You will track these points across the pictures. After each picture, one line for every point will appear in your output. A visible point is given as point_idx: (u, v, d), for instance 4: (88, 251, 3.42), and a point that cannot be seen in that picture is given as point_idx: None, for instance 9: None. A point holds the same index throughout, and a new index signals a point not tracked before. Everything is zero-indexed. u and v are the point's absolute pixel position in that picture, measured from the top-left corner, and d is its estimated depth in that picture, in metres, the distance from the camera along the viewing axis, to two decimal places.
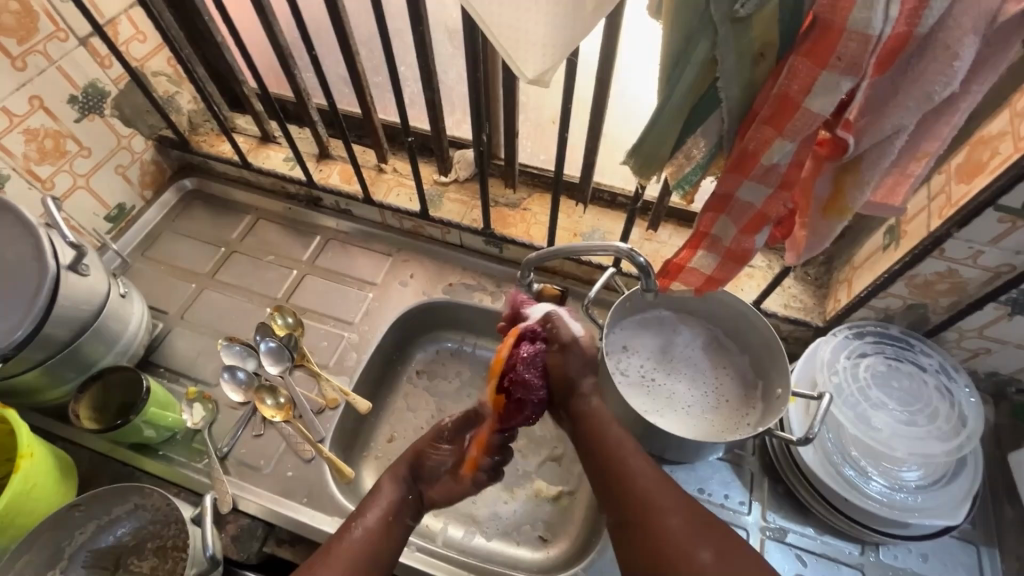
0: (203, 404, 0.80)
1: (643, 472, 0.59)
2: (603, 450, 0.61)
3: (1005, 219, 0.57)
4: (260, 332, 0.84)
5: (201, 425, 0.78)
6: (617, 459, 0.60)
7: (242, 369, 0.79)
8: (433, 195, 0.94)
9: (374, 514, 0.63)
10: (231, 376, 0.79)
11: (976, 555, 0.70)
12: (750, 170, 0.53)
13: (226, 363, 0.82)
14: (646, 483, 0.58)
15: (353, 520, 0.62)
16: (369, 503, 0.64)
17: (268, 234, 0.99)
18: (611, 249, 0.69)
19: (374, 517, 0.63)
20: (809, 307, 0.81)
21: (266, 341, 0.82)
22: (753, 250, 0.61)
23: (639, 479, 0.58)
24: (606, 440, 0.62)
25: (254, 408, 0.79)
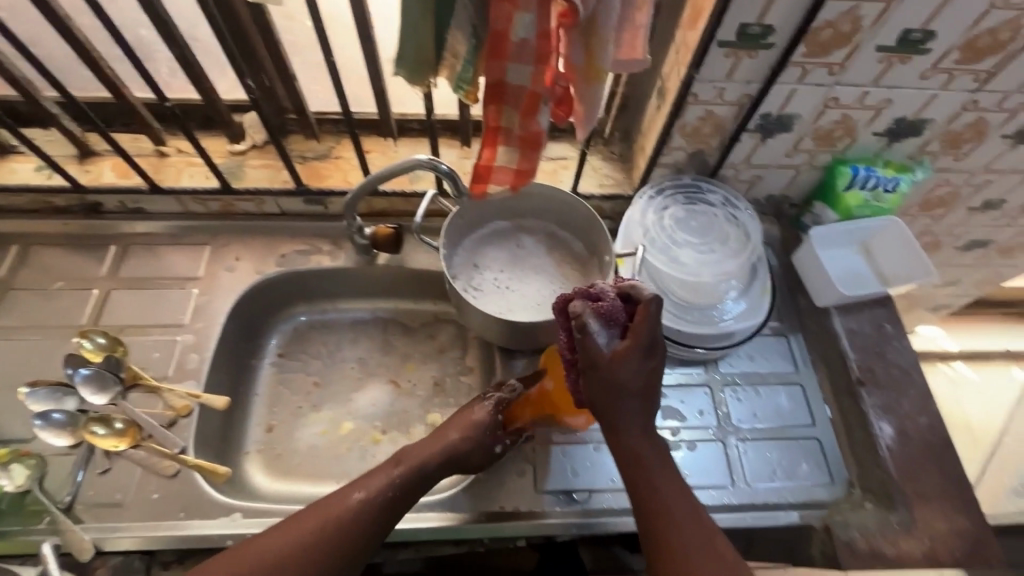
0: (23, 462, 0.69)
1: (666, 481, 0.61)
2: (631, 440, 0.62)
3: (728, 52, 0.66)
4: (68, 364, 0.73)
5: (29, 485, 0.67)
6: (644, 448, 0.62)
7: (57, 410, 0.70)
8: (232, 167, 0.87)
9: (379, 480, 0.64)
10: (45, 420, 0.70)
11: (786, 342, 0.86)
12: (507, 52, 0.56)
13: (36, 410, 0.72)
14: (672, 494, 0.60)
15: (356, 487, 0.63)
16: (370, 474, 0.65)
17: (48, 258, 0.85)
18: (411, 164, 0.71)
19: (377, 483, 0.64)
20: (619, 181, 0.89)
21: (78, 370, 0.73)
22: (543, 133, 0.65)
23: (664, 487, 0.61)
24: (638, 442, 0.62)
25: (89, 446, 0.70)
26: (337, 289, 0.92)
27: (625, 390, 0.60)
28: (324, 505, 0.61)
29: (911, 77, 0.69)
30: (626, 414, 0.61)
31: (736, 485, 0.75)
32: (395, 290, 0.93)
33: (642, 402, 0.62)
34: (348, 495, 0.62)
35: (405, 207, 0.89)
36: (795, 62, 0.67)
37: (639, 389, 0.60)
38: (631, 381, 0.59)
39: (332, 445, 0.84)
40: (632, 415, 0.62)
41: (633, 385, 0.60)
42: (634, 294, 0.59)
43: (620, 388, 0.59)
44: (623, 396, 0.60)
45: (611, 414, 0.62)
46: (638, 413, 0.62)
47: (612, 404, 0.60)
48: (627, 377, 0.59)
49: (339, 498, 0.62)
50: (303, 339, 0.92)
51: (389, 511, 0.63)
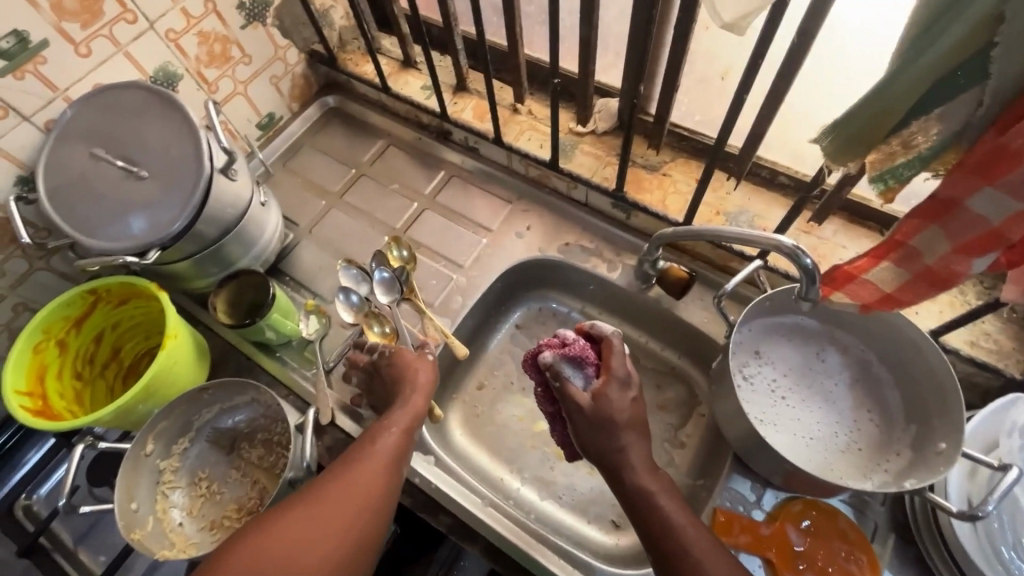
0: (318, 317, 0.83)
1: (680, 511, 0.54)
2: (633, 476, 0.57)
3: None
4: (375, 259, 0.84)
5: (314, 338, 0.81)
6: (645, 481, 0.56)
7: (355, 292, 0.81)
8: (567, 144, 0.88)
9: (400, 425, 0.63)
10: (346, 298, 0.81)
11: None
12: (1001, 177, 0.40)
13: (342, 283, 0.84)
14: (690, 534, 0.52)
15: (372, 437, 0.61)
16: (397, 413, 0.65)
17: (396, 161, 0.99)
18: (767, 242, 0.59)
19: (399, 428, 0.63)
20: (1004, 352, 0.65)
21: (380, 270, 0.83)
22: (964, 276, 0.48)
23: (680, 520, 0.53)
24: (648, 482, 0.56)
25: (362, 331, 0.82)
26: (596, 297, 0.89)
27: (610, 423, 0.58)
28: (366, 447, 0.60)
29: None
30: (628, 444, 0.58)
31: None
32: (649, 326, 0.86)
33: (636, 436, 0.58)
34: (379, 436, 0.61)
35: (709, 253, 0.79)
36: None
37: (628, 418, 0.59)
38: (618, 413, 0.58)
39: (522, 436, 0.85)
40: (631, 439, 0.58)
41: (624, 419, 0.58)
42: (597, 335, 0.66)
43: (610, 424, 0.58)
44: (613, 427, 0.58)
45: (605, 446, 0.58)
46: (636, 441, 0.58)
47: (601, 433, 0.58)
48: (615, 411, 0.58)
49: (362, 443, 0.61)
50: (543, 323, 0.92)
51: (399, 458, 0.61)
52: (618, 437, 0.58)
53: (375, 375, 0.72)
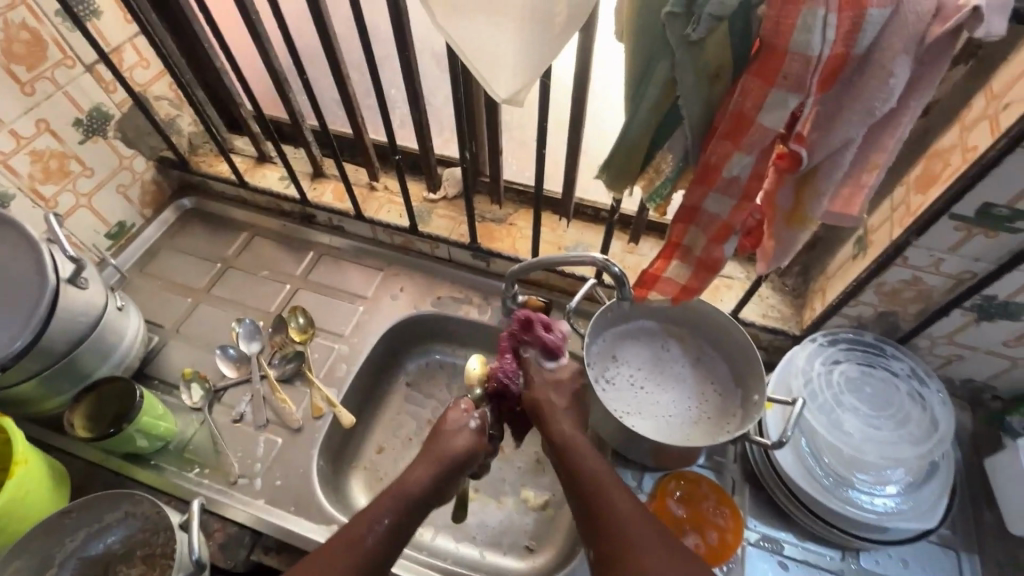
0: (200, 383, 0.84)
1: (626, 503, 0.58)
2: (575, 454, 0.63)
3: (961, 227, 0.59)
4: (275, 324, 0.90)
5: (201, 405, 0.82)
6: (608, 495, 0.58)
7: (234, 346, 0.87)
8: (423, 211, 0.98)
9: (427, 470, 0.65)
10: (224, 352, 0.86)
11: (956, 561, 0.71)
12: (714, 182, 0.56)
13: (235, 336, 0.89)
14: (644, 537, 0.54)
15: (375, 516, 0.60)
16: (436, 442, 0.68)
17: (263, 249, 1.02)
18: (588, 261, 0.72)
19: (424, 472, 0.65)
20: (786, 316, 0.84)
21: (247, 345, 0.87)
22: (723, 259, 0.64)
23: (626, 518, 0.56)
24: (593, 464, 0.62)
25: (248, 407, 0.83)
26: (475, 341, 0.97)
27: (569, 441, 0.65)
28: (413, 484, 0.63)
29: None
30: (563, 432, 0.66)
31: None
32: None
33: (583, 441, 0.65)
34: (409, 483, 0.63)
35: (559, 283, 0.92)
36: None
37: (568, 409, 0.70)
38: (560, 408, 0.69)
39: None
40: (593, 463, 0.62)
41: (558, 410, 0.69)
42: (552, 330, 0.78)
43: (569, 437, 0.65)
44: (556, 425, 0.67)
45: (572, 462, 0.63)
46: (592, 453, 0.63)
47: (543, 420, 0.68)
48: (561, 423, 0.67)
49: (377, 509, 0.61)
50: (430, 375, 0.97)
51: (405, 524, 0.61)
52: (584, 460, 0.62)
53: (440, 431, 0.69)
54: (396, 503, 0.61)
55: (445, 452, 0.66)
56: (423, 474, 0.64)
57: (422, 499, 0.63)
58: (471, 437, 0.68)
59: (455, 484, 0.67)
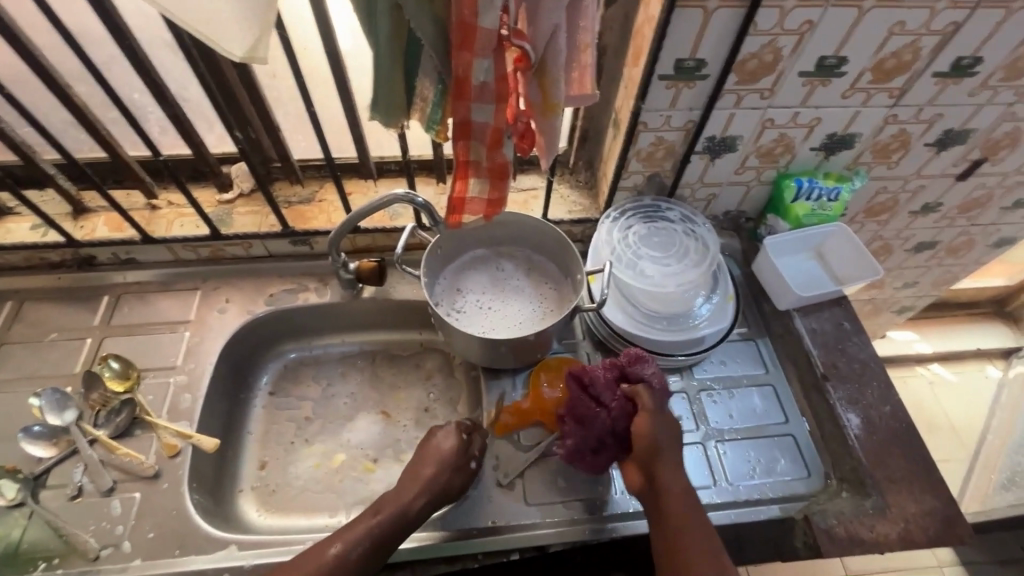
0: (11, 477, 0.71)
1: (694, 530, 0.63)
2: (663, 463, 0.67)
3: (669, 84, 0.73)
4: (86, 381, 0.79)
5: (21, 497, 0.70)
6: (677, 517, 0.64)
7: (37, 422, 0.75)
8: (221, 214, 0.91)
9: (424, 481, 0.70)
10: (27, 432, 0.74)
11: (755, 345, 0.91)
12: (470, 94, 0.62)
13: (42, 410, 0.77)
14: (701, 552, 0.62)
15: (350, 541, 0.63)
16: (436, 456, 0.72)
17: (40, 314, 0.88)
18: (391, 200, 0.76)
19: (420, 484, 0.69)
20: (586, 207, 0.97)
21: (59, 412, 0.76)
22: (508, 163, 0.72)
23: (695, 547, 0.62)
24: (674, 483, 0.66)
25: (87, 476, 0.73)
26: (326, 326, 0.97)
27: (657, 453, 0.67)
28: (415, 490, 0.69)
29: (833, 97, 0.78)
30: (652, 453, 0.67)
31: (719, 485, 0.78)
32: (383, 322, 0.99)
33: (680, 469, 0.68)
34: (408, 492, 0.68)
35: (386, 242, 0.94)
36: (729, 90, 0.75)
37: (663, 433, 0.69)
38: (667, 423, 0.69)
39: (324, 479, 0.87)
40: (673, 483, 0.66)
41: (660, 436, 0.68)
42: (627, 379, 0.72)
43: (662, 463, 0.67)
44: (662, 441, 0.68)
45: (653, 474, 0.67)
46: (675, 466, 0.67)
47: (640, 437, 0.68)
48: (682, 436, 0.69)
49: (360, 533, 0.64)
50: (293, 376, 0.96)
51: (385, 542, 0.65)
52: (667, 479, 0.66)
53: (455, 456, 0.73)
54: (385, 522, 0.65)
55: (437, 481, 0.70)
56: (418, 498, 0.68)
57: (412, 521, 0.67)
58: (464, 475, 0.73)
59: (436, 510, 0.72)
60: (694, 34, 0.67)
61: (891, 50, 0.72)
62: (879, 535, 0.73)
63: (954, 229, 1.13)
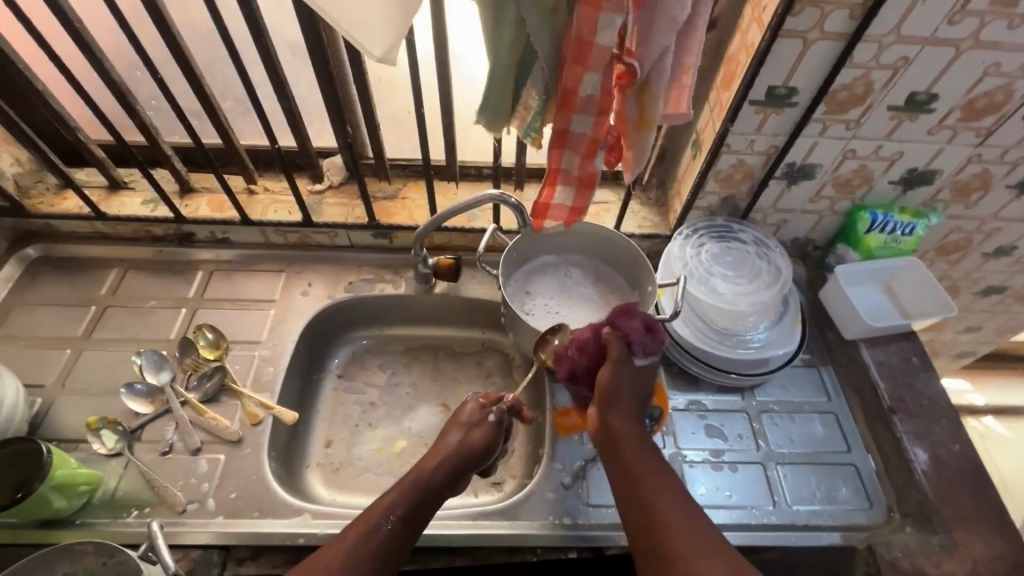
0: (111, 429, 0.77)
1: (671, 500, 0.63)
2: (624, 445, 0.69)
3: (758, 109, 0.76)
4: (181, 348, 0.85)
5: (120, 449, 0.76)
6: (646, 488, 0.64)
7: (139, 380, 0.81)
8: (312, 203, 0.97)
9: (445, 453, 0.72)
10: (129, 388, 0.80)
11: (818, 373, 0.91)
12: (574, 105, 0.66)
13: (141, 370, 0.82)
14: (681, 526, 0.61)
15: (385, 510, 0.65)
16: (453, 428, 0.75)
17: (142, 282, 0.95)
18: (485, 199, 0.80)
19: (441, 455, 0.71)
20: (657, 223, 0.99)
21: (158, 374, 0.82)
22: (597, 173, 0.75)
23: (665, 509, 0.62)
24: (639, 461, 0.67)
25: (178, 434, 0.78)
26: (396, 317, 1.02)
27: (619, 432, 0.70)
28: (439, 462, 0.71)
29: (919, 132, 0.79)
30: (623, 425, 0.70)
31: (778, 506, 0.78)
32: (449, 318, 1.03)
33: (641, 445, 0.69)
34: (428, 466, 0.70)
35: (461, 242, 0.99)
36: (816, 119, 0.77)
37: (629, 409, 0.72)
38: (621, 408, 0.71)
39: (385, 463, 0.91)
40: (640, 457, 0.67)
41: (625, 404, 0.71)
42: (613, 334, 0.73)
43: (627, 434, 0.70)
44: (615, 422, 0.71)
45: (619, 456, 0.68)
46: (639, 450, 0.68)
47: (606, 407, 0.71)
48: (620, 427, 0.70)
49: (383, 509, 0.65)
50: (361, 362, 1.01)
51: (418, 512, 0.66)
52: (633, 459, 0.67)
53: (476, 424, 0.75)
54: (407, 493, 0.67)
55: (459, 448, 0.72)
56: (436, 469, 0.70)
57: (441, 487, 0.69)
58: (484, 433, 0.74)
59: (466, 475, 0.73)
60: (790, 63, 0.70)
61: (984, 91, 0.73)
62: (945, 573, 0.71)
63: None
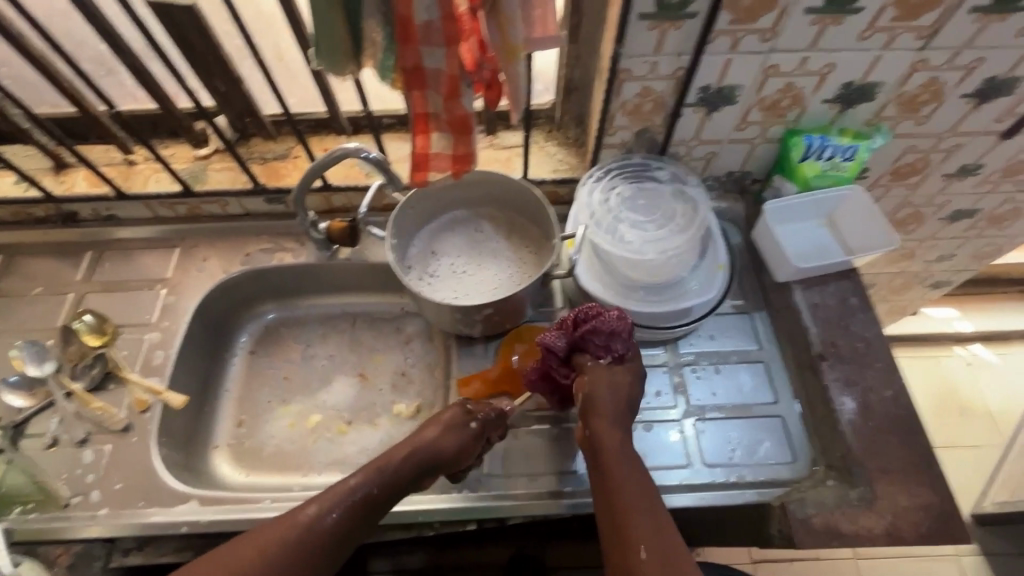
0: None
1: (647, 516, 0.59)
2: (609, 459, 0.63)
3: (652, 25, 0.65)
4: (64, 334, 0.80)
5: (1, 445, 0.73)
6: (626, 511, 0.59)
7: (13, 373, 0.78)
8: (196, 170, 0.90)
9: (421, 441, 0.68)
10: (6, 382, 0.78)
11: (750, 319, 0.84)
12: (416, 35, 0.57)
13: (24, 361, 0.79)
14: (652, 543, 0.57)
15: (352, 490, 0.62)
16: (432, 420, 0.70)
17: (31, 266, 0.90)
18: (338, 154, 0.72)
19: (417, 442, 0.68)
20: (575, 166, 0.90)
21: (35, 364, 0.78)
22: (470, 114, 0.65)
23: (640, 519, 0.59)
24: (625, 470, 0.62)
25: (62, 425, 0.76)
26: (305, 286, 0.96)
27: (609, 443, 0.64)
28: (410, 450, 0.67)
29: (847, 38, 0.68)
30: (614, 438, 0.64)
31: (694, 465, 0.74)
32: (362, 285, 0.96)
33: (628, 451, 0.64)
34: (394, 453, 0.66)
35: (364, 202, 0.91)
36: (722, 30, 0.66)
37: (616, 426, 0.66)
38: (609, 416, 0.66)
39: (299, 440, 0.88)
40: (627, 475, 0.62)
41: (614, 416, 0.66)
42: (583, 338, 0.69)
43: (616, 449, 0.64)
44: (604, 430, 0.65)
45: (602, 461, 0.63)
46: (623, 460, 0.63)
47: (595, 418, 0.65)
48: (608, 439, 0.64)
49: (340, 492, 0.61)
50: (273, 336, 0.96)
51: (379, 502, 0.64)
52: (618, 467, 0.63)
53: (460, 424, 0.69)
54: (373, 478, 0.64)
55: (435, 442, 0.68)
56: (409, 460, 0.66)
57: (403, 481, 0.66)
58: (463, 435, 0.69)
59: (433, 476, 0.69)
60: None
61: None
62: (861, 528, 0.67)
63: (998, 196, 1.00)
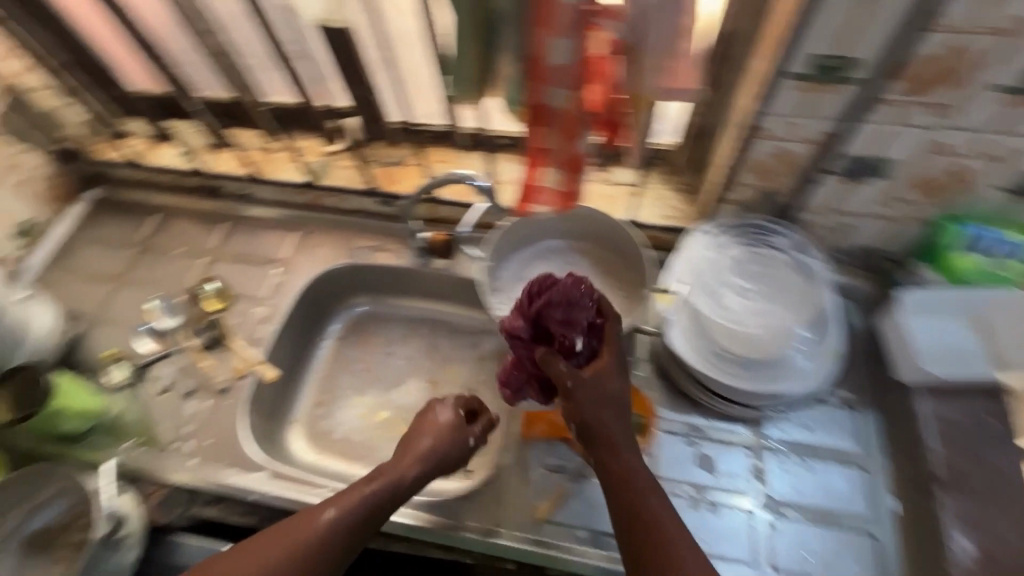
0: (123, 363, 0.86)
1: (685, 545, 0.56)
2: (635, 481, 0.60)
3: (803, 85, 0.60)
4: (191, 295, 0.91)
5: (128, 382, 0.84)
6: (663, 545, 0.56)
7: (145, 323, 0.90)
8: (323, 165, 0.97)
9: (424, 453, 0.67)
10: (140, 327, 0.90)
11: (857, 417, 0.75)
12: (546, 76, 0.56)
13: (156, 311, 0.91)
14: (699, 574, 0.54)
15: (350, 502, 0.61)
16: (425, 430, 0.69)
17: (177, 228, 1.02)
18: (451, 178, 0.76)
19: (421, 455, 0.66)
20: (685, 214, 0.85)
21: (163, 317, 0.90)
22: (585, 155, 0.63)
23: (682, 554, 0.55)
24: (653, 498, 0.59)
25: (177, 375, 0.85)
26: (397, 287, 1.00)
27: (625, 469, 0.61)
28: (408, 467, 0.65)
29: None
30: (627, 460, 0.61)
31: (760, 566, 0.67)
32: (449, 295, 0.99)
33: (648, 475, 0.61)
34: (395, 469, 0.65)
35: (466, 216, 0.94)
36: (887, 98, 0.59)
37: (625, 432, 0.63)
38: (619, 435, 0.62)
39: (365, 432, 0.91)
40: (657, 503, 0.59)
41: (619, 426, 0.63)
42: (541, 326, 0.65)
43: (632, 469, 0.61)
44: (614, 455, 0.62)
45: (623, 491, 0.60)
46: (649, 485, 0.60)
47: (603, 443, 0.62)
48: (624, 459, 0.61)
49: (355, 500, 0.61)
50: (361, 327, 1.01)
51: (379, 514, 0.62)
52: (644, 497, 0.59)
53: (454, 435, 0.69)
54: (378, 492, 0.62)
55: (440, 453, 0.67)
56: (417, 471, 0.66)
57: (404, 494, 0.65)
58: (462, 448, 0.69)
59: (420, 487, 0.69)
60: (846, 23, 0.54)
61: None
62: None
63: None
